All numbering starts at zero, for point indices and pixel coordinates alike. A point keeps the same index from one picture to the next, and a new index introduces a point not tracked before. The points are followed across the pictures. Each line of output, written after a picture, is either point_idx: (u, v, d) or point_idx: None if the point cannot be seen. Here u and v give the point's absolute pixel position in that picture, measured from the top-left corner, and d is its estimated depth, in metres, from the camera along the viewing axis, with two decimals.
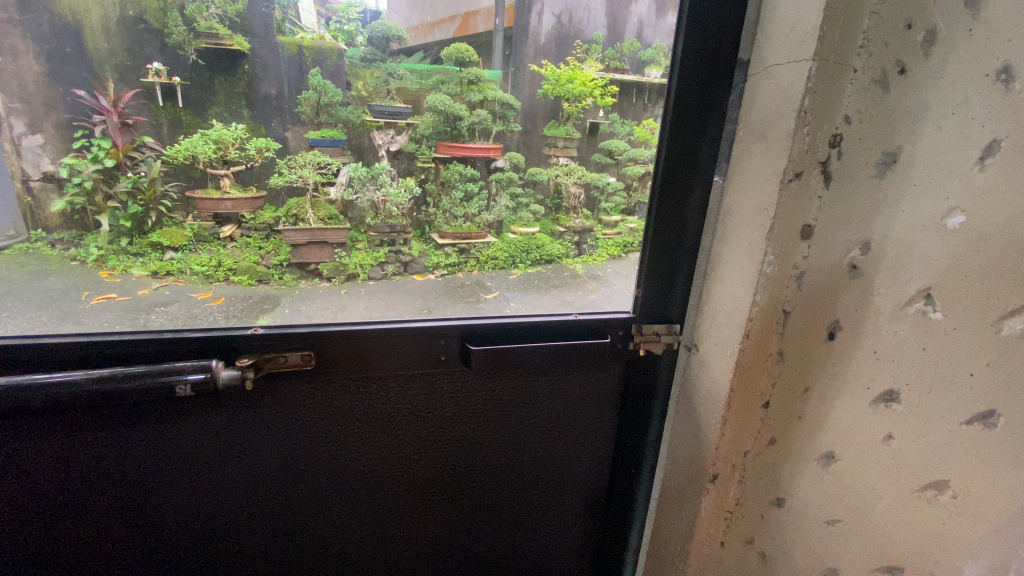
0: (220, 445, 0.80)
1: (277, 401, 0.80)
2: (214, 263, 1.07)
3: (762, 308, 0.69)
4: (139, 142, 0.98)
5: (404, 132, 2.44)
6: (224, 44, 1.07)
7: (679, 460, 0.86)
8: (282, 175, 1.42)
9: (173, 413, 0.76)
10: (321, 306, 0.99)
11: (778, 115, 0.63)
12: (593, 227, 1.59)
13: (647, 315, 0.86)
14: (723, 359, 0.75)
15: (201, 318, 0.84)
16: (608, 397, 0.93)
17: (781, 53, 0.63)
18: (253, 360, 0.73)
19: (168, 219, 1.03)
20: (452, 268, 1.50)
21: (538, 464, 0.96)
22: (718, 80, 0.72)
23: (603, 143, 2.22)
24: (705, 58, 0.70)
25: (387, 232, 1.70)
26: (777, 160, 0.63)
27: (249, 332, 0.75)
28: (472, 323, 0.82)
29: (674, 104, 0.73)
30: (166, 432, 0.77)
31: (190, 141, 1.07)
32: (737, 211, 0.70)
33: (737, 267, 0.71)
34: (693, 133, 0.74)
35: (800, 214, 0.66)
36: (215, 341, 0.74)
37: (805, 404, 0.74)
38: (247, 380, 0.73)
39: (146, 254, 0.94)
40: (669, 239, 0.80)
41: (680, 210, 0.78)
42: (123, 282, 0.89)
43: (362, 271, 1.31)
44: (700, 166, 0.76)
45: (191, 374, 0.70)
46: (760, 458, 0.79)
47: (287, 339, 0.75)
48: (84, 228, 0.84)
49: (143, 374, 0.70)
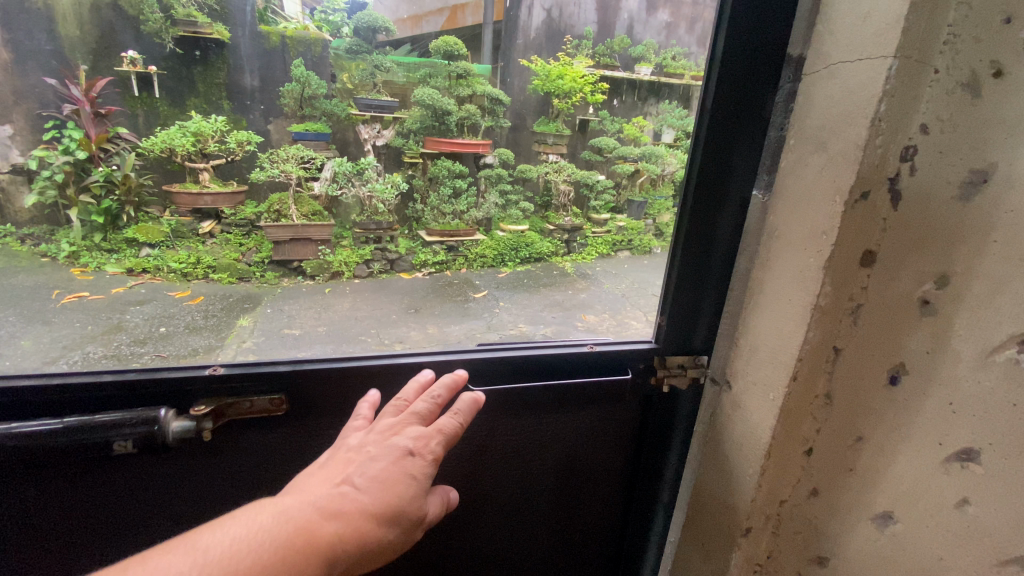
0: (182, 501, 0.68)
1: (246, 449, 0.69)
2: (191, 259, 1.43)
3: (813, 346, 0.60)
4: (113, 132, 1.30)
5: (390, 128, 2.81)
6: (201, 31, 1.37)
7: (706, 507, 0.77)
8: (262, 169, 1.95)
9: (118, 466, 0.64)
10: (301, 306, 1.42)
11: (845, 121, 0.52)
12: (581, 226, 2.29)
13: (671, 347, 0.76)
14: (764, 402, 0.65)
15: (177, 319, 1.14)
16: (621, 434, 0.83)
17: (848, 48, 0.52)
18: (212, 407, 0.62)
19: (145, 210, 1.31)
20: (439, 265, 2.15)
21: (548, 509, 0.86)
22: (761, 79, 0.62)
23: (591, 142, 2.73)
24: (749, 54, 0.60)
25: (373, 229, 2.35)
26: (841, 176, 0.53)
27: (207, 372, 0.63)
28: (469, 356, 0.71)
29: (712, 106, 0.62)
30: (113, 486, 0.65)
31: (160, 131, 1.54)
32: (785, 234, 0.60)
33: (784, 298, 0.61)
34: (731, 141, 0.64)
35: (862, 237, 0.56)
36: (164, 385, 0.62)
37: (858, 455, 0.64)
38: (204, 431, 0.62)
39: (119, 251, 1.15)
40: (698, 262, 0.70)
41: (712, 229, 0.68)
42: (96, 278, 1.06)
43: (347, 270, 1.88)
44: (740, 180, 0.66)
45: (133, 427, 0.59)
46: (799, 511, 0.70)
47: (255, 380, 0.64)
48: (55, 222, 0.94)
49: (75, 429, 0.58)
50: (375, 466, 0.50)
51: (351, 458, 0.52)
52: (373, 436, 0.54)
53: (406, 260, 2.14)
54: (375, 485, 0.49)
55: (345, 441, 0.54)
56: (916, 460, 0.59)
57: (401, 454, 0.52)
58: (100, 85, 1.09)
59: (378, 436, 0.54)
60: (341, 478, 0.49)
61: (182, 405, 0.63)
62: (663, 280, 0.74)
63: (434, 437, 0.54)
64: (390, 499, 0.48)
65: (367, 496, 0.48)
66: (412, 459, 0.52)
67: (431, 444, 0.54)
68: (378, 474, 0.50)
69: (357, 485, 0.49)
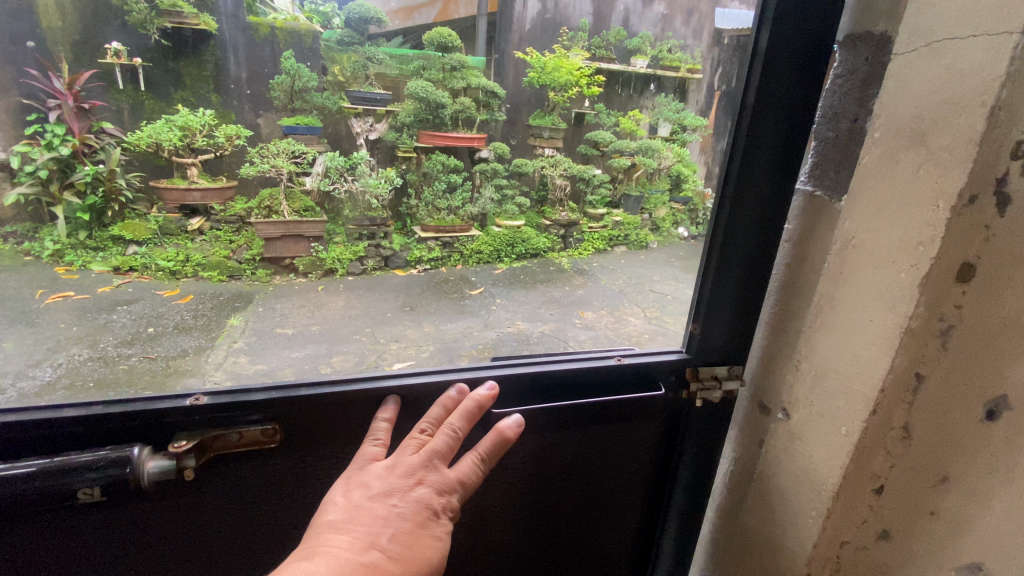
0: (160, 547, 0.58)
1: (229, 486, 0.58)
2: (182, 258, 1.39)
3: (897, 374, 0.52)
4: (97, 127, 1.15)
5: (383, 121, 2.76)
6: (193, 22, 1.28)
7: (755, 542, 0.68)
8: (255, 164, 1.99)
9: (89, 515, 0.53)
10: (296, 303, 1.42)
11: (951, 111, 0.44)
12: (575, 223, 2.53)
13: (706, 357, 0.67)
14: (832, 436, 0.57)
15: (165, 319, 1.12)
16: (650, 453, 0.74)
17: (956, 22, 0.43)
18: (196, 441, 0.52)
19: (130, 210, 1.29)
20: (435, 261, 2.19)
21: (569, 532, 0.77)
22: (822, 59, 0.54)
23: (592, 135, 3.04)
24: (809, 28, 0.52)
25: (368, 225, 2.29)
26: (947, 178, 0.44)
27: (188, 402, 0.52)
28: (488, 373, 0.61)
29: (768, 83, 0.52)
30: (78, 536, 0.54)
31: (152, 128, 1.55)
32: (864, 242, 0.51)
33: (863, 317, 0.52)
34: (786, 126, 0.55)
35: (960, 249, 0.48)
36: (138, 419, 0.51)
37: (941, 498, 0.57)
38: (187, 472, 0.52)
39: (105, 249, 1.06)
40: (742, 265, 0.61)
41: (761, 227, 0.60)
42: (82, 278, 0.99)
43: (340, 267, 1.78)
44: (790, 174, 0.57)
45: (106, 470, 0.49)
46: (862, 554, 0.63)
47: (238, 409, 0.53)
48: (38, 219, 0.90)
49: (30, 476, 0.48)
50: (401, 526, 0.45)
51: (376, 514, 0.45)
52: (395, 480, 0.48)
53: (400, 255, 2.22)
54: (404, 556, 0.44)
55: (362, 480, 0.48)
56: (1016, 504, 0.50)
57: (425, 513, 0.47)
58: (87, 78, 0.97)
59: (400, 480, 0.48)
60: (369, 541, 0.44)
61: (161, 440, 0.53)
62: (695, 286, 0.64)
63: (455, 489, 0.50)
64: (419, 565, 0.45)
65: (397, 566, 0.43)
66: (436, 519, 0.48)
67: (453, 497, 0.50)
68: (404, 538, 0.45)
69: (388, 551, 0.44)
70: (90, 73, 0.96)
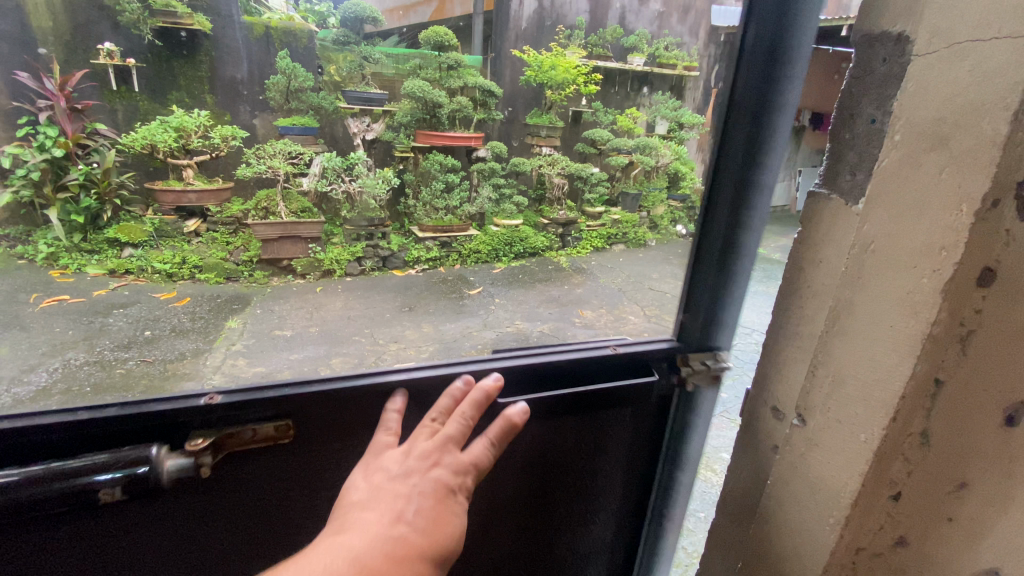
0: (169, 540, 0.56)
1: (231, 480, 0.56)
2: (178, 260, 1.33)
3: (917, 380, 0.51)
4: (92, 129, 1.20)
5: (381, 120, 2.74)
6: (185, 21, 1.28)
7: (769, 543, 0.67)
8: (251, 165, 1.98)
9: (101, 518, 0.52)
10: (293, 305, 1.41)
11: (975, 114, 0.43)
12: (573, 222, 2.53)
13: (694, 343, 0.69)
14: (849, 442, 0.56)
15: (162, 321, 1.10)
16: (651, 433, 0.75)
17: (980, 24, 0.42)
18: (212, 439, 0.51)
19: (123, 212, 1.24)
20: (433, 261, 2.19)
21: (571, 508, 0.76)
22: (795, 63, 0.56)
23: (589, 133, 3.04)
24: (780, 36, 0.54)
25: (366, 226, 2.22)
26: (969, 184, 0.44)
27: (203, 402, 0.50)
28: (493, 365, 0.60)
29: (736, 90, 0.56)
30: (85, 536, 0.52)
31: (147, 128, 1.52)
32: (883, 246, 0.50)
33: (883, 322, 0.51)
34: (759, 127, 0.58)
35: (980, 254, 0.47)
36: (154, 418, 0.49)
37: (958, 505, 0.56)
38: (203, 470, 0.50)
39: (99, 253, 1.05)
40: (724, 256, 0.64)
41: (740, 220, 0.63)
42: (77, 281, 0.99)
43: (339, 267, 1.82)
44: (765, 166, 0.60)
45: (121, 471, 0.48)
46: (876, 563, 0.62)
47: (251, 407, 0.52)
48: (31, 222, 0.87)
49: (45, 479, 0.46)
50: (424, 502, 0.44)
51: (397, 492, 0.44)
52: (412, 461, 0.47)
53: (398, 255, 2.22)
54: (428, 529, 0.43)
55: (379, 465, 0.47)
56: None
57: (445, 490, 0.46)
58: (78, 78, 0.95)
59: (417, 462, 0.47)
60: (395, 515, 0.43)
61: (178, 438, 0.51)
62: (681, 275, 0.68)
63: (470, 471, 0.49)
64: (445, 539, 0.44)
65: (424, 539, 0.42)
66: (455, 496, 0.47)
67: (468, 479, 0.49)
68: (428, 512, 0.44)
69: (412, 523, 0.43)
70: (80, 71, 0.95)
